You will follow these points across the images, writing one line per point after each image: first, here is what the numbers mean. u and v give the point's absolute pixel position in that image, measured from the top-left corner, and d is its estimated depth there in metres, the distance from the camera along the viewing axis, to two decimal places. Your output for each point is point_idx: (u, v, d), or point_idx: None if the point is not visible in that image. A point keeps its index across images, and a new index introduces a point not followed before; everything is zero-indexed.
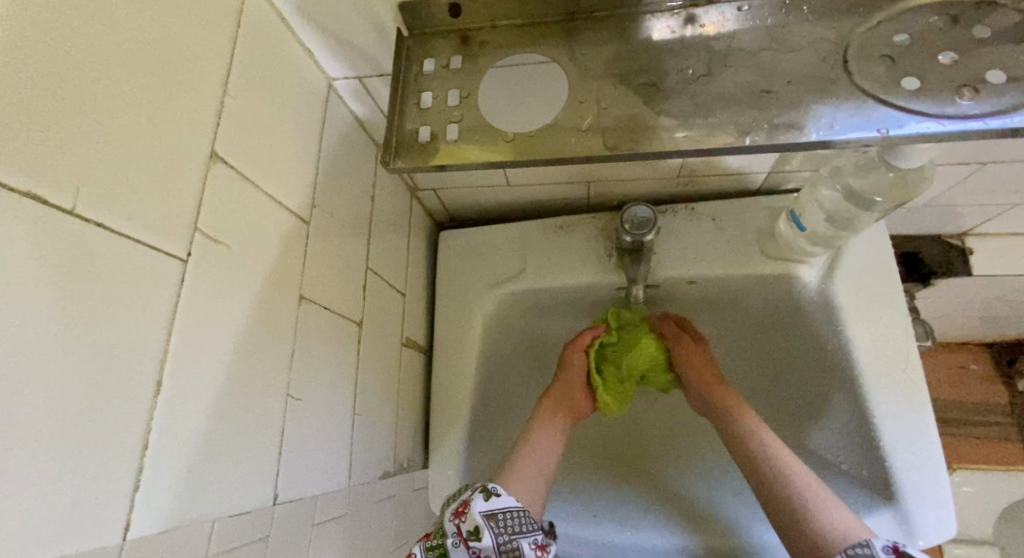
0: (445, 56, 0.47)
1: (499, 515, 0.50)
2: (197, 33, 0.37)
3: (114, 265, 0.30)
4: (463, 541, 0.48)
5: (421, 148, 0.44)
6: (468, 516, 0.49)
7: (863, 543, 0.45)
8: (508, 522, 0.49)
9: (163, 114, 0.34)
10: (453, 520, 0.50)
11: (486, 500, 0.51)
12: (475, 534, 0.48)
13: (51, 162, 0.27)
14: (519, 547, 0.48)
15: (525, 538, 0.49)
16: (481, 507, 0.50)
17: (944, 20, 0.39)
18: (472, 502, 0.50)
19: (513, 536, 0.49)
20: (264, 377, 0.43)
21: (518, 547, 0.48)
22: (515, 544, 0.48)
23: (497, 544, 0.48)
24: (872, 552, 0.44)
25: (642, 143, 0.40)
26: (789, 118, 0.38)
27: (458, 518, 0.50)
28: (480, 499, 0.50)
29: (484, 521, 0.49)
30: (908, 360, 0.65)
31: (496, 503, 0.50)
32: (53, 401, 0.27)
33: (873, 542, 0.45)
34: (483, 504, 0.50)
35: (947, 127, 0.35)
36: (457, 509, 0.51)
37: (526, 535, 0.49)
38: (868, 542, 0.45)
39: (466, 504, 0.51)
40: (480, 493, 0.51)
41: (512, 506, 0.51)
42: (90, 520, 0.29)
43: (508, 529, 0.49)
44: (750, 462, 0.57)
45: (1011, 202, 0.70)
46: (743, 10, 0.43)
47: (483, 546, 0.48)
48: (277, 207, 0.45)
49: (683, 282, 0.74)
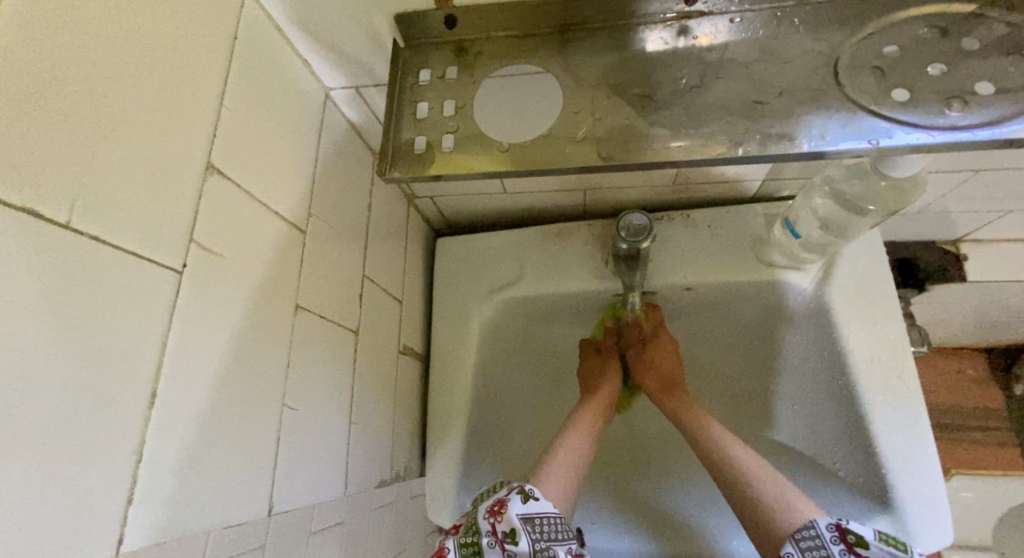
0: (441, 67, 0.47)
1: (536, 520, 0.49)
2: (193, 45, 0.37)
3: (109, 276, 0.31)
4: (498, 542, 0.47)
5: (418, 158, 0.44)
6: (504, 516, 0.49)
7: (808, 524, 0.47)
8: (544, 527, 0.48)
9: (158, 125, 0.34)
10: (487, 519, 0.49)
11: (524, 503, 0.50)
12: (512, 536, 0.47)
13: (45, 175, 0.27)
14: (555, 555, 0.46)
15: (560, 546, 0.48)
16: (518, 510, 0.49)
17: (933, 32, 0.39)
18: (509, 504, 0.50)
19: (550, 542, 0.48)
20: (260, 387, 0.43)
21: (553, 554, 0.46)
22: (551, 551, 0.47)
23: (534, 549, 0.46)
24: (818, 534, 0.46)
25: (636, 154, 0.40)
26: (780, 129, 0.39)
27: (493, 517, 0.49)
28: (518, 502, 0.50)
29: (520, 524, 0.48)
30: (904, 367, 0.65)
31: (533, 507, 0.50)
32: (48, 413, 0.27)
33: (817, 522, 0.47)
34: (520, 507, 0.49)
35: (935, 139, 0.36)
36: (492, 509, 0.50)
37: (561, 543, 0.48)
38: (813, 523, 0.47)
39: (502, 505, 0.50)
40: (518, 495, 0.51)
41: (550, 511, 0.50)
42: (84, 533, 0.29)
43: (544, 535, 0.48)
44: (717, 471, 0.58)
45: (1006, 209, 0.71)
46: (735, 22, 0.43)
47: (519, 550, 0.46)
48: (273, 217, 0.45)
49: (679, 290, 0.74)
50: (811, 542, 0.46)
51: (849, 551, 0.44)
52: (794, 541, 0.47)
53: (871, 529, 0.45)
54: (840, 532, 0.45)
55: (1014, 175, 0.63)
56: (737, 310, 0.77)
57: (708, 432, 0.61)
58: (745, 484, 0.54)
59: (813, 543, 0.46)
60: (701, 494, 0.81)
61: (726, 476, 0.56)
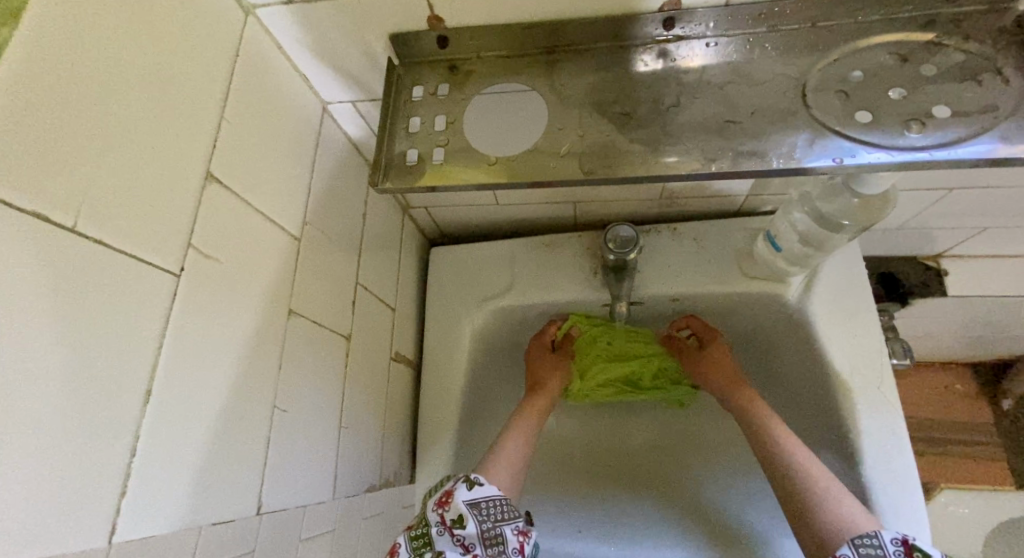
0: (433, 84, 0.50)
1: (482, 504, 0.51)
2: (200, 64, 0.39)
3: (111, 277, 0.32)
4: (447, 529, 0.48)
5: (409, 170, 0.46)
6: (452, 505, 0.50)
7: (870, 533, 0.46)
8: (491, 510, 0.50)
9: (162, 134, 0.36)
10: (436, 510, 0.50)
11: (470, 489, 0.51)
12: (459, 522, 0.48)
13: (53, 183, 0.29)
14: (502, 534, 0.49)
15: (507, 526, 0.50)
16: (465, 497, 0.51)
17: (895, 59, 0.42)
18: (455, 492, 0.51)
19: (496, 523, 0.50)
20: (254, 389, 0.45)
21: (501, 534, 0.49)
22: (498, 531, 0.49)
23: (481, 532, 0.48)
24: (880, 544, 0.45)
25: (616, 169, 0.43)
26: (752, 147, 0.41)
27: (441, 507, 0.50)
28: (464, 489, 0.51)
29: (467, 510, 0.49)
30: (881, 377, 0.67)
31: (479, 493, 0.51)
32: (47, 407, 0.28)
33: (882, 533, 0.45)
34: (466, 494, 0.51)
35: (895, 158, 0.38)
36: (439, 500, 0.51)
37: (508, 523, 0.50)
38: (877, 533, 0.46)
39: (449, 494, 0.51)
40: (464, 483, 0.52)
41: (494, 494, 0.52)
42: (79, 522, 0.30)
43: (491, 517, 0.50)
44: (794, 501, 0.54)
45: (982, 226, 0.73)
46: (711, 46, 0.45)
47: (468, 533, 0.48)
48: (270, 225, 0.47)
49: (666, 300, 0.77)
50: (871, 549, 0.44)
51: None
52: (853, 546, 0.45)
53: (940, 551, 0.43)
54: (905, 547, 0.44)
55: (987, 195, 0.66)
56: (723, 321, 0.79)
57: (792, 456, 0.57)
58: (824, 519, 0.50)
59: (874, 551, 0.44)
60: (689, 501, 0.82)
61: (805, 509, 0.52)
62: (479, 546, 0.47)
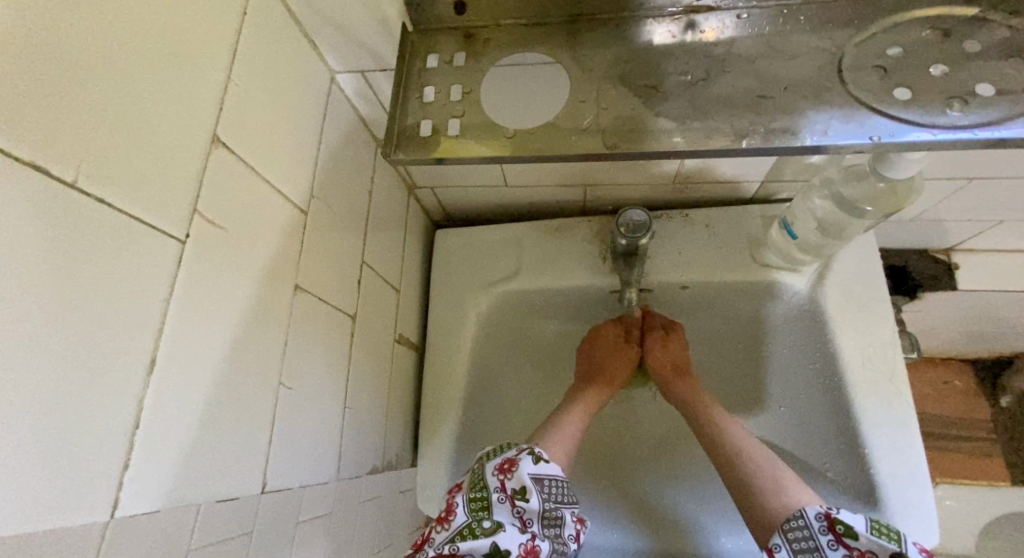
0: (448, 53, 0.48)
1: (545, 481, 0.50)
2: (205, 19, 0.37)
3: (112, 241, 0.30)
4: (508, 499, 0.47)
5: (422, 141, 0.44)
6: (515, 475, 0.48)
7: (797, 514, 0.45)
8: (553, 489, 0.50)
9: (168, 94, 0.34)
10: (497, 476, 0.49)
11: (534, 463, 0.50)
12: (522, 494, 0.47)
13: (52, 133, 0.27)
14: (561, 516, 0.49)
15: (567, 510, 0.50)
16: (530, 470, 0.49)
17: (937, 34, 0.40)
18: (520, 463, 0.49)
19: (558, 504, 0.50)
20: (256, 365, 0.43)
21: (561, 516, 0.49)
22: (559, 513, 0.49)
23: (543, 508, 0.48)
24: (806, 524, 0.44)
25: (640, 144, 0.41)
26: (784, 123, 0.39)
27: (503, 474, 0.49)
28: (529, 462, 0.50)
29: (531, 483, 0.48)
30: (895, 370, 0.65)
31: (544, 468, 0.50)
32: (45, 376, 0.27)
33: (806, 511, 0.44)
34: (531, 467, 0.50)
35: (936, 137, 0.36)
36: (501, 466, 0.50)
37: (567, 506, 0.50)
38: (802, 512, 0.45)
39: (513, 463, 0.50)
40: (529, 455, 0.51)
41: (557, 474, 0.51)
42: (80, 498, 0.29)
43: (553, 497, 0.50)
44: (744, 492, 0.52)
45: (999, 220, 0.72)
46: (742, 18, 0.44)
47: (529, 508, 0.47)
48: (276, 196, 0.45)
49: (675, 288, 0.75)
50: (799, 533, 0.44)
51: (837, 543, 0.41)
52: (783, 532, 0.44)
53: (863, 519, 0.42)
54: (828, 522, 0.42)
55: (1009, 187, 0.64)
56: (733, 311, 0.78)
57: (742, 450, 0.55)
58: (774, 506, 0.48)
59: (801, 534, 0.43)
60: (694, 493, 0.81)
61: (758, 499, 0.50)
62: (537, 523, 0.47)
